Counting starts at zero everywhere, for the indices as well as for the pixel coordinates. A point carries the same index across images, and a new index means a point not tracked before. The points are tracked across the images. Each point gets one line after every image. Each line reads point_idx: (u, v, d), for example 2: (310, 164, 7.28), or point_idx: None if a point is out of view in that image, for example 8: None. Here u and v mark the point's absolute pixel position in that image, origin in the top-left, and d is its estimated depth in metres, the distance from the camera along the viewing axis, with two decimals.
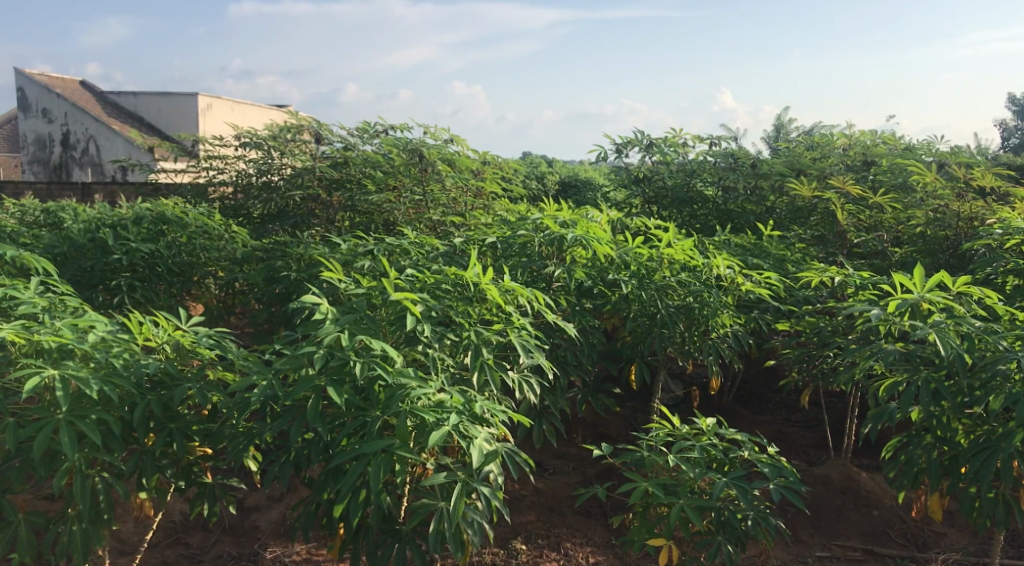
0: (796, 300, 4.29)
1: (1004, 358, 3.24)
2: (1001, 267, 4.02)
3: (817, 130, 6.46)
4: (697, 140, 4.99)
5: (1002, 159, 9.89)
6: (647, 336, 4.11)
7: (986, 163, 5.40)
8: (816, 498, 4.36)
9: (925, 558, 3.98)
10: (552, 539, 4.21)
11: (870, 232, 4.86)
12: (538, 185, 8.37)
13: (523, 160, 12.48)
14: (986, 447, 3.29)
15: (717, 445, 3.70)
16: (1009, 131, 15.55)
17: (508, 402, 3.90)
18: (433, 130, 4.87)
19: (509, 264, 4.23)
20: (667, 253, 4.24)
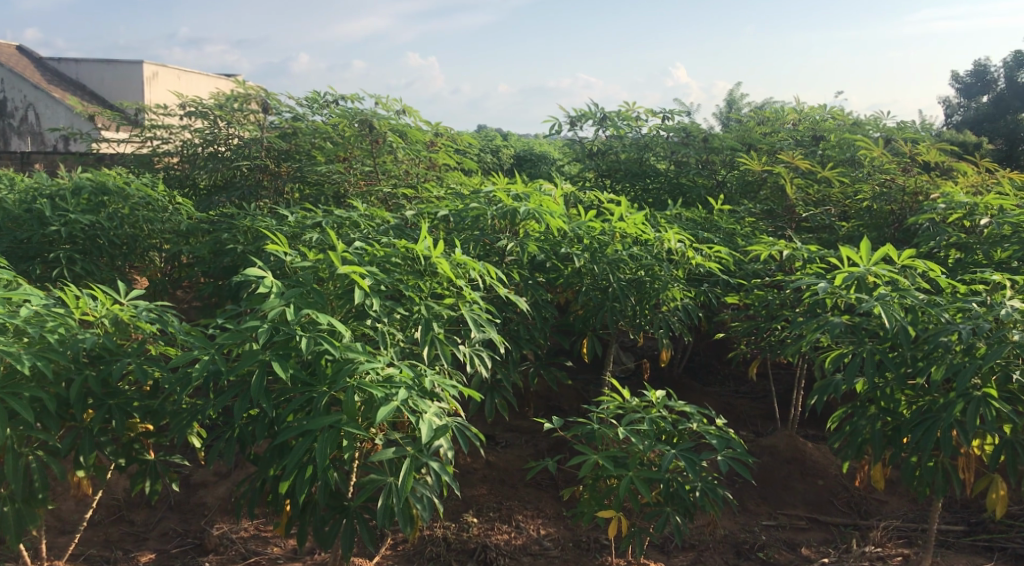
0: (745, 273, 4.33)
1: (946, 330, 3.30)
2: (943, 241, 4.10)
3: (768, 104, 6.47)
4: (650, 114, 4.96)
5: (945, 135, 10.09)
6: (599, 310, 4.12)
7: (931, 138, 5.48)
8: (763, 468, 4.43)
9: (867, 525, 4.07)
10: (503, 512, 4.22)
11: (818, 206, 4.90)
12: (491, 158, 8.28)
13: (477, 133, 12.34)
14: (926, 418, 3.37)
15: (666, 417, 3.73)
16: (952, 108, 15.89)
17: (458, 376, 3.88)
18: (383, 101, 4.76)
19: (461, 237, 4.18)
20: (619, 227, 4.25)
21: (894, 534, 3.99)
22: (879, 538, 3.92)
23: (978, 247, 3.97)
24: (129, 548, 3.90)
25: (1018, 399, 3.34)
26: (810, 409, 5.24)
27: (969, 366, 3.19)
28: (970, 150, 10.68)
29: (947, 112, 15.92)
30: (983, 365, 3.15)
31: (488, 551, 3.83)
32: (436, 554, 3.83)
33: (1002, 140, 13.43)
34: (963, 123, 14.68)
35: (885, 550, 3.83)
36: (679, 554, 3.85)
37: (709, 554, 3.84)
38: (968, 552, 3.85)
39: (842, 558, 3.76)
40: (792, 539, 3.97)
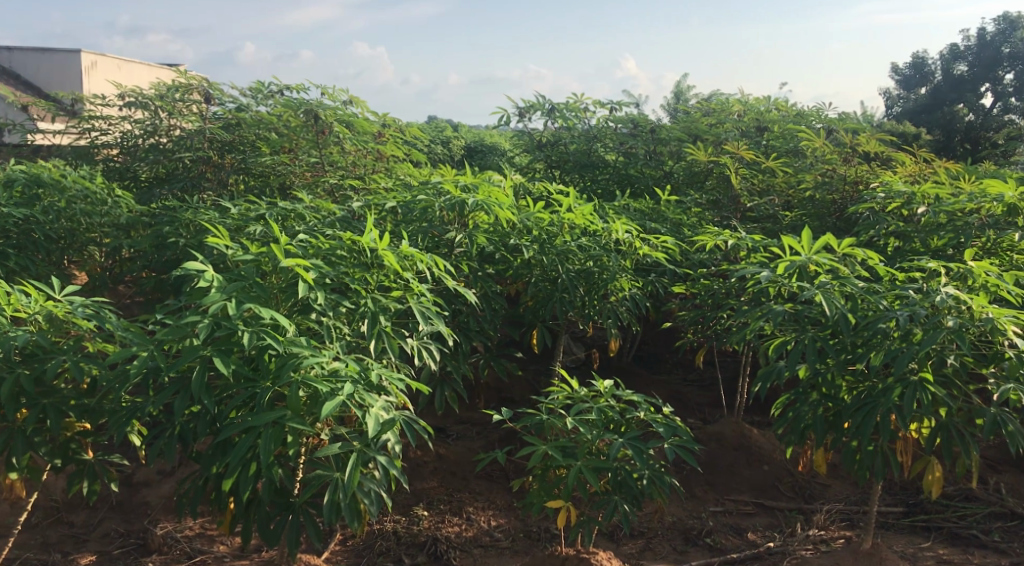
0: (691, 263, 4.38)
1: (884, 317, 3.38)
2: (883, 229, 4.19)
3: (716, 95, 6.53)
4: (598, 105, 4.95)
5: (885, 126, 10.35)
6: (548, 301, 4.13)
7: (871, 129, 5.59)
8: (709, 455, 4.49)
9: (810, 509, 4.16)
10: (454, 504, 4.21)
11: (762, 196, 4.97)
12: (440, 149, 8.22)
13: (428, 124, 12.24)
14: (865, 403, 3.44)
15: (614, 406, 3.75)
16: (894, 100, 16.28)
17: (405, 369, 3.85)
18: (328, 91, 4.67)
19: (409, 230, 4.13)
20: (568, 218, 4.24)
21: (837, 517, 4.07)
22: (822, 522, 4.00)
23: (916, 235, 4.07)
24: (69, 551, 3.81)
25: (952, 382, 3.43)
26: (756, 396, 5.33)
27: (905, 352, 3.27)
28: (909, 141, 11.01)
29: (888, 104, 16.29)
30: (920, 351, 3.23)
31: (438, 544, 3.84)
32: (386, 548, 3.82)
33: (939, 132, 13.81)
34: (904, 114, 15.06)
35: (828, 532, 3.91)
36: (628, 542, 3.89)
37: (657, 541, 3.90)
38: (907, 532, 3.96)
39: (786, 541, 3.84)
40: (738, 524, 4.04)
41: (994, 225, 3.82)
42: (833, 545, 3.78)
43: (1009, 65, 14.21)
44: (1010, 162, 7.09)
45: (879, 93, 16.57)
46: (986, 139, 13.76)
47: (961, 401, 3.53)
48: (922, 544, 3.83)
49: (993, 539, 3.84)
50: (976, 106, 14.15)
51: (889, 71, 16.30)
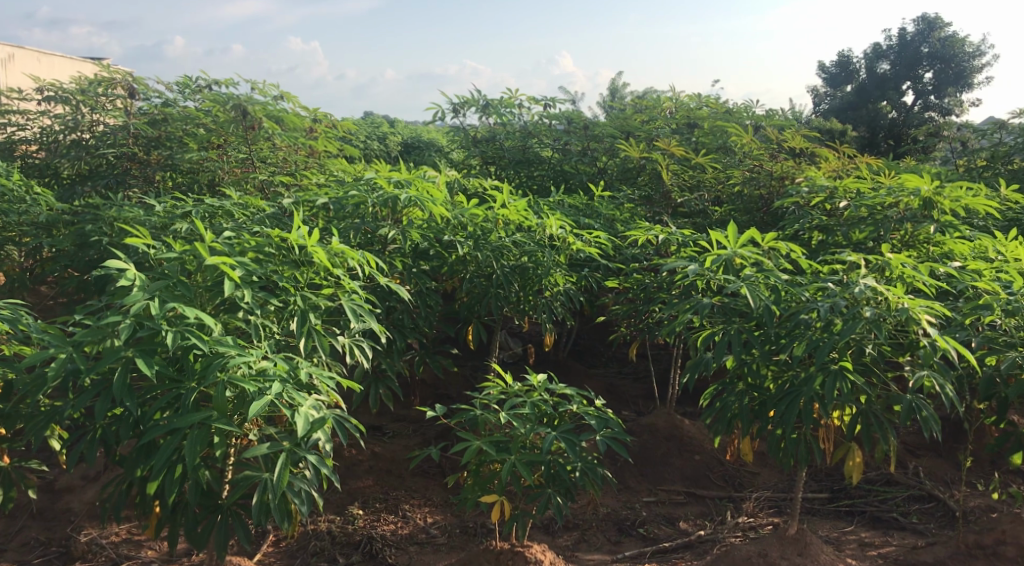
0: (624, 258, 4.45)
1: (805, 309, 3.48)
2: (807, 224, 4.31)
3: (649, 92, 6.62)
4: (531, 101, 4.96)
5: (812, 123, 10.69)
6: (484, 297, 4.15)
7: (797, 125, 5.74)
8: (643, 447, 4.57)
9: (740, 497, 4.25)
10: (390, 502, 4.20)
11: (693, 191, 5.06)
12: (375, 144, 8.16)
13: (365, 120, 12.15)
14: (789, 393, 3.53)
15: (547, 400, 3.77)
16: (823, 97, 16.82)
17: (337, 367, 3.81)
18: (257, 86, 4.60)
19: (340, 226, 4.07)
20: (502, 214, 4.25)
21: (765, 504, 4.17)
22: (751, 509, 4.10)
23: (839, 229, 4.19)
24: None
25: (870, 371, 3.54)
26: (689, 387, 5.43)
27: (826, 342, 3.36)
28: (835, 137, 11.38)
29: (816, 100, 16.70)
30: (839, 341, 3.32)
31: (374, 543, 3.82)
32: (320, 548, 3.79)
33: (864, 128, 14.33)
34: (831, 111, 15.50)
35: (756, 519, 4.00)
36: (563, 534, 3.94)
37: (592, 532, 3.95)
38: (831, 517, 4.08)
39: (716, 529, 3.93)
40: (670, 514, 4.12)
41: (911, 219, 3.95)
42: (761, 531, 3.88)
43: (928, 64, 14.69)
44: (926, 158, 7.37)
45: (808, 89, 16.98)
46: (908, 135, 14.31)
47: (879, 389, 3.65)
48: (846, 528, 3.95)
49: (911, 521, 3.99)
50: (899, 104, 14.67)
51: (817, 68, 16.71)
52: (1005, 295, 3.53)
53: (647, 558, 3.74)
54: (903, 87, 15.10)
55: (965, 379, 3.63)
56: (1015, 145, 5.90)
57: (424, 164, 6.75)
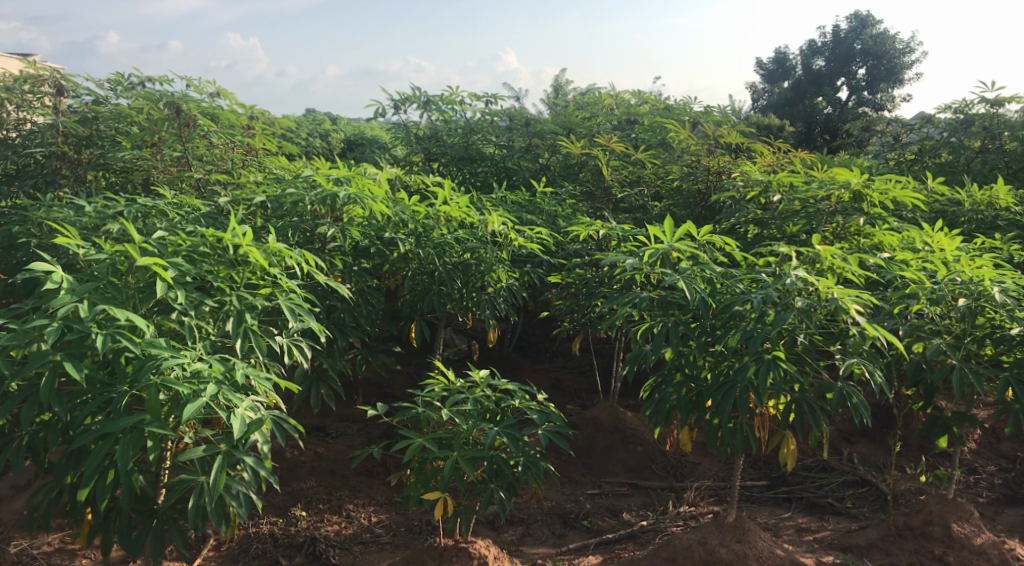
0: (567, 253, 4.50)
1: (738, 300, 3.56)
2: (742, 218, 4.42)
3: (590, 89, 6.69)
4: (472, 97, 4.96)
5: (751, 119, 10.93)
6: (426, 294, 4.13)
7: (733, 121, 5.85)
8: (587, 440, 4.62)
9: (681, 487, 4.33)
10: (333, 502, 4.17)
11: (633, 187, 5.13)
12: (315, 141, 8.08)
13: (310, 117, 12.05)
14: (726, 383, 3.60)
15: (489, 396, 3.78)
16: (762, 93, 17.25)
17: (275, 368, 3.76)
18: (192, 83, 4.55)
19: (278, 225, 4.02)
20: (444, 211, 4.18)
21: (706, 493, 4.25)
22: (692, 498, 4.16)
23: (773, 222, 4.29)
24: None
25: (803, 360, 3.62)
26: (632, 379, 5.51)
27: (759, 332, 3.43)
28: (773, 133, 11.68)
29: (756, 97, 17.11)
30: (772, 331, 3.40)
31: (317, 544, 3.79)
32: (262, 551, 3.74)
33: (801, 124, 14.89)
34: (769, 107, 15.79)
35: (697, 508, 4.07)
36: (508, 529, 3.96)
37: (536, 526, 3.98)
38: (769, 504, 4.18)
39: (658, 519, 3.98)
40: (614, 506, 4.17)
41: (841, 212, 4.06)
42: (702, 520, 3.94)
43: (861, 61, 15.04)
44: (858, 153, 7.59)
45: (747, 85, 17.25)
46: (844, 131, 14.71)
47: (812, 378, 3.74)
48: (783, 514, 4.05)
49: (846, 505, 4.10)
50: (834, 99, 15.02)
51: (755, 64, 16.98)
52: (930, 284, 3.64)
53: (590, 550, 3.78)
54: (838, 83, 15.44)
55: (893, 366, 3.74)
56: (941, 139, 6.11)
57: (367, 161, 6.71)
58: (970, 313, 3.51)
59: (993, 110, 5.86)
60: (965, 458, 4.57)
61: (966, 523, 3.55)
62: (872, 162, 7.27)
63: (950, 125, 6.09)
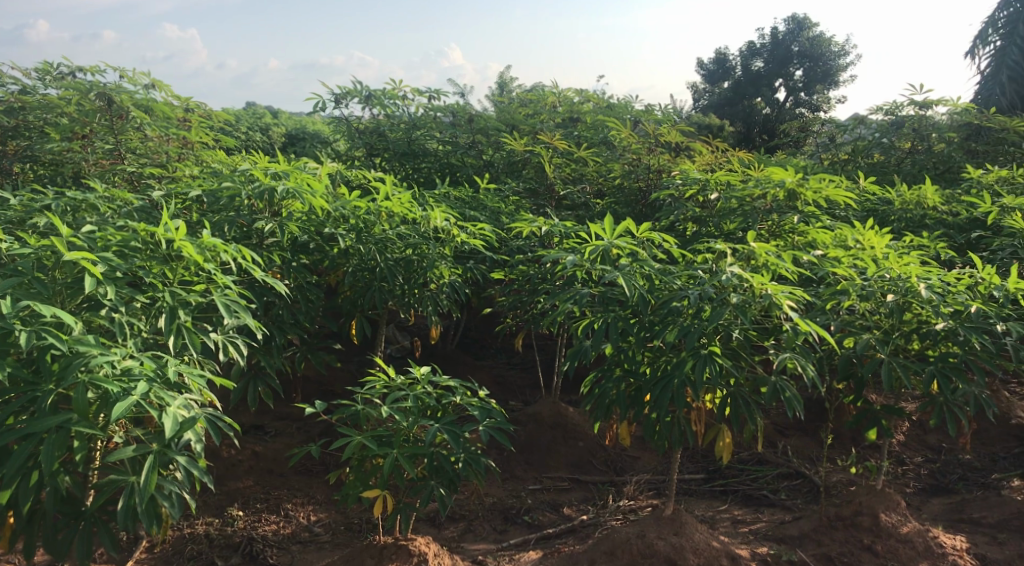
0: (510, 250, 4.51)
1: (676, 297, 3.61)
2: (681, 216, 4.50)
3: (535, 86, 6.72)
4: (414, 92, 4.92)
5: (690, 118, 11.12)
6: (367, 290, 4.10)
7: (673, 120, 5.95)
8: (529, 435, 4.64)
9: (621, 481, 4.39)
10: (271, 502, 4.12)
11: (575, 184, 5.18)
12: (254, 135, 7.95)
13: (251, 110, 11.88)
14: (664, 377, 3.65)
15: (430, 393, 3.76)
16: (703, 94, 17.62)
17: (210, 365, 3.69)
18: (125, 75, 4.51)
19: (214, 220, 3.94)
20: (385, 206, 4.10)
21: (645, 486, 4.31)
22: (632, 492, 4.22)
23: (711, 220, 4.38)
24: None
25: (738, 355, 3.69)
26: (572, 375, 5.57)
27: (696, 328, 3.49)
28: (713, 132, 11.93)
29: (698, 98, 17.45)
30: (708, 327, 3.45)
31: (254, 543, 3.73)
32: (197, 552, 3.67)
33: (740, 124, 15.27)
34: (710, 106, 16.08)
35: (637, 502, 4.12)
36: (449, 526, 3.96)
37: (477, 523, 3.99)
38: (706, 497, 4.26)
39: (598, 513, 4.03)
40: (554, 500, 4.21)
41: (777, 210, 4.17)
42: (641, 513, 3.99)
43: (797, 63, 15.47)
44: (794, 152, 7.80)
45: (689, 85, 17.53)
46: (781, 131, 15.11)
47: (748, 372, 3.81)
48: (720, 507, 4.13)
49: (780, 497, 4.20)
50: (773, 99, 15.37)
51: (696, 64, 17.26)
52: (861, 280, 3.72)
53: (531, 545, 3.79)
54: (776, 84, 15.81)
55: (825, 361, 3.84)
56: (872, 140, 6.30)
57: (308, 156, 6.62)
58: (898, 309, 3.61)
59: (922, 112, 6.06)
60: (894, 449, 4.73)
61: (893, 512, 3.66)
62: (807, 161, 7.45)
63: (882, 126, 6.28)
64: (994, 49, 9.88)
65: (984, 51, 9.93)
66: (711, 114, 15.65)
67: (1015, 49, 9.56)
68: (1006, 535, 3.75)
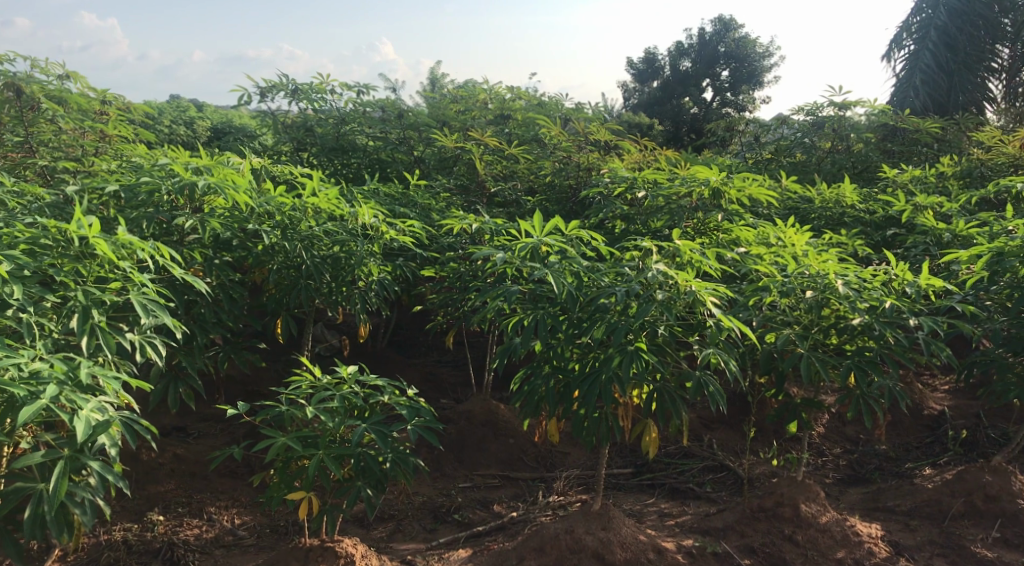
0: (440, 247, 4.49)
1: (604, 294, 3.63)
2: (609, 214, 4.55)
3: (467, 82, 6.71)
4: (343, 86, 4.86)
5: (620, 117, 11.27)
6: (293, 288, 4.02)
7: (603, 118, 6.01)
8: (460, 434, 4.64)
9: (551, 477, 4.43)
10: (194, 506, 4.02)
11: (506, 181, 5.18)
12: (177, 129, 7.75)
13: (176, 104, 11.59)
14: (591, 374, 3.67)
15: (357, 392, 3.68)
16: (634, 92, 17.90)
17: (127, 367, 3.56)
18: (36, 65, 4.38)
19: (132, 216, 3.81)
20: (311, 203, 4.02)
21: (574, 481, 4.36)
22: (561, 488, 4.25)
23: (638, 218, 4.44)
24: None
25: (664, 351, 3.73)
26: (503, 372, 5.59)
27: (623, 325, 3.51)
28: (643, 131, 12.13)
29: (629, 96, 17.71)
30: (634, 323, 3.49)
31: (175, 549, 3.63)
32: (114, 559, 3.55)
33: (670, 122, 15.56)
34: (640, 105, 16.33)
35: (566, 497, 4.16)
36: (377, 526, 3.92)
37: (406, 522, 3.97)
38: (635, 491, 4.32)
39: (528, 510, 4.05)
40: (485, 498, 4.22)
41: (702, 208, 4.25)
42: (570, 508, 4.02)
43: (724, 62, 15.86)
44: (721, 152, 7.97)
45: (619, 83, 17.75)
46: (709, 130, 15.45)
47: (673, 367, 3.86)
48: (648, 501, 4.19)
49: (705, 490, 4.30)
50: (700, 99, 15.71)
51: (626, 63, 17.50)
52: (782, 277, 3.81)
53: (460, 543, 3.79)
54: (703, 84, 16.16)
55: (747, 356, 3.92)
56: (795, 140, 6.48)
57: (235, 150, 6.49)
58: (816, 305, 3.70)
59: (841, 113, 6.24)
60: (814, 441, 4.87)
61: (813, 503, 3.77)
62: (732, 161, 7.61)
63: (804, 126, 6.47)
64: (909, 52, 10.25)
65: (900, 54, 10.30)
66: (641, 112, 15.92)
67: (927, 53, 9.94)
68: (918, 522, 3.90)
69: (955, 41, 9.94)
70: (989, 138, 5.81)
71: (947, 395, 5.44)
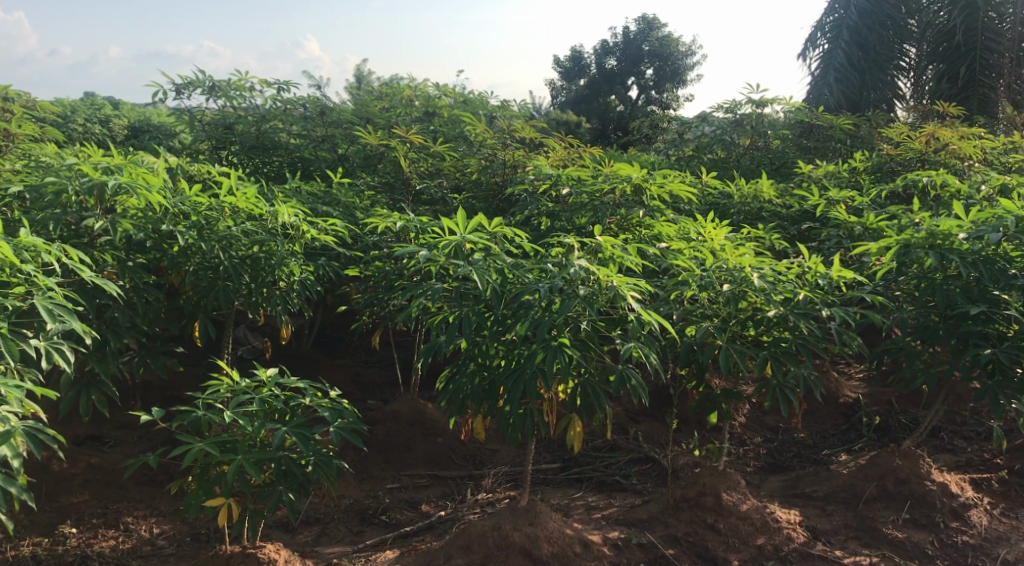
0: (364, 245, 4.47)
1: (526, 290, 3.64)
2: (534, 211, 4.59)
3: (393, 80, 6.68)
4: (261, 83, 4.78)
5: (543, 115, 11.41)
6: (211, 290, 3.92)
7: (528, 115, 6.06)
8: (388, 434, 4.61)
9: (479, 474, 4.44)
10: (109, 517, 3.89)
11: (432, 179, 5.19)
12: (90, 128, 7.56)
13: (91, 100, 11.26)
14: (516, 370, 3.66)
15: (278, 395, 3.61)
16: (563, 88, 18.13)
17: (31, 374, 3.41)
18: None
19: (38, 217, 3.65)
20: (228, 202, 3.92)
21: (503, 478, 4.37)
22: (490, 485, 4.26)
23: (562, 215, 4.48)
24: None
25: (587, 347, 3.75)
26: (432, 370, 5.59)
27: (545, 320, 3.52)
28: (568, 128, 12.25)
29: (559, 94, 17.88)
30: (557, 319, 3.49)
31: None
32: None
33: (597, 120, 15.83)
34: (568, 102, 16.58)
35: (495, 494, 4.17)
36: (302, 530, 3.87)
37: (332, 526, 3.92)
38: (563, 486, 4.36)
39: (456, 508, 4.04)
40: (413, 498, 4.20)
41: (624, 205, 4.34)
42: (498, 505, 4.03)
43: (650, 61, 16.06)
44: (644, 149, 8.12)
45: (548, 81, 17.87)
46: (635, 128, 15.75)
47: (596, 362, 3.89)
48: (575, 495, 4.23)
49: (632, 483, 4.36)
50: (625, 97, 16.04)
51: (555, 60, 17.62)
52: (699, 271, 3.87)
53: (387, 544, 3.75)
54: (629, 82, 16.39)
55: (668, 350, 3.98)
56: (715, 136, 6.63)
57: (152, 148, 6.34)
58: (733, 297, 3.79)
59: (760, 111, 6.42)
60: (737, 431, 4.99)
61: (734, 491, 3.82)
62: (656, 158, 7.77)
63: (723, 123, 6.63)
64: (824, 52, 10.55)
65: (816, 53, 10.59)
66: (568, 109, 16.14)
67: (841, 52, 10.26)
68: (834, 506, 4.03)
69: (867, 41, 10.26)
70: (899, 134, 6.04)
71: (862, 383, 5.65)
